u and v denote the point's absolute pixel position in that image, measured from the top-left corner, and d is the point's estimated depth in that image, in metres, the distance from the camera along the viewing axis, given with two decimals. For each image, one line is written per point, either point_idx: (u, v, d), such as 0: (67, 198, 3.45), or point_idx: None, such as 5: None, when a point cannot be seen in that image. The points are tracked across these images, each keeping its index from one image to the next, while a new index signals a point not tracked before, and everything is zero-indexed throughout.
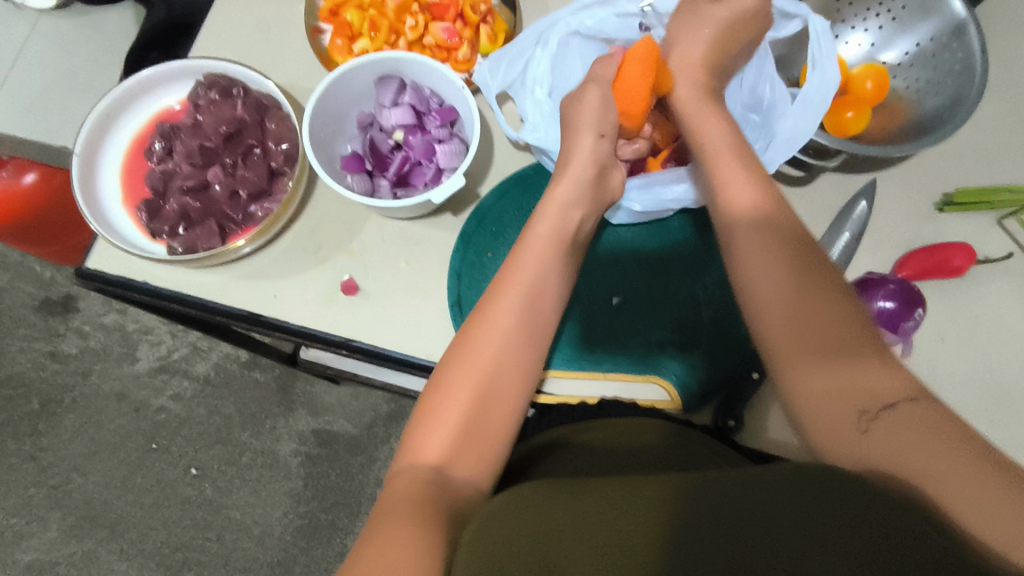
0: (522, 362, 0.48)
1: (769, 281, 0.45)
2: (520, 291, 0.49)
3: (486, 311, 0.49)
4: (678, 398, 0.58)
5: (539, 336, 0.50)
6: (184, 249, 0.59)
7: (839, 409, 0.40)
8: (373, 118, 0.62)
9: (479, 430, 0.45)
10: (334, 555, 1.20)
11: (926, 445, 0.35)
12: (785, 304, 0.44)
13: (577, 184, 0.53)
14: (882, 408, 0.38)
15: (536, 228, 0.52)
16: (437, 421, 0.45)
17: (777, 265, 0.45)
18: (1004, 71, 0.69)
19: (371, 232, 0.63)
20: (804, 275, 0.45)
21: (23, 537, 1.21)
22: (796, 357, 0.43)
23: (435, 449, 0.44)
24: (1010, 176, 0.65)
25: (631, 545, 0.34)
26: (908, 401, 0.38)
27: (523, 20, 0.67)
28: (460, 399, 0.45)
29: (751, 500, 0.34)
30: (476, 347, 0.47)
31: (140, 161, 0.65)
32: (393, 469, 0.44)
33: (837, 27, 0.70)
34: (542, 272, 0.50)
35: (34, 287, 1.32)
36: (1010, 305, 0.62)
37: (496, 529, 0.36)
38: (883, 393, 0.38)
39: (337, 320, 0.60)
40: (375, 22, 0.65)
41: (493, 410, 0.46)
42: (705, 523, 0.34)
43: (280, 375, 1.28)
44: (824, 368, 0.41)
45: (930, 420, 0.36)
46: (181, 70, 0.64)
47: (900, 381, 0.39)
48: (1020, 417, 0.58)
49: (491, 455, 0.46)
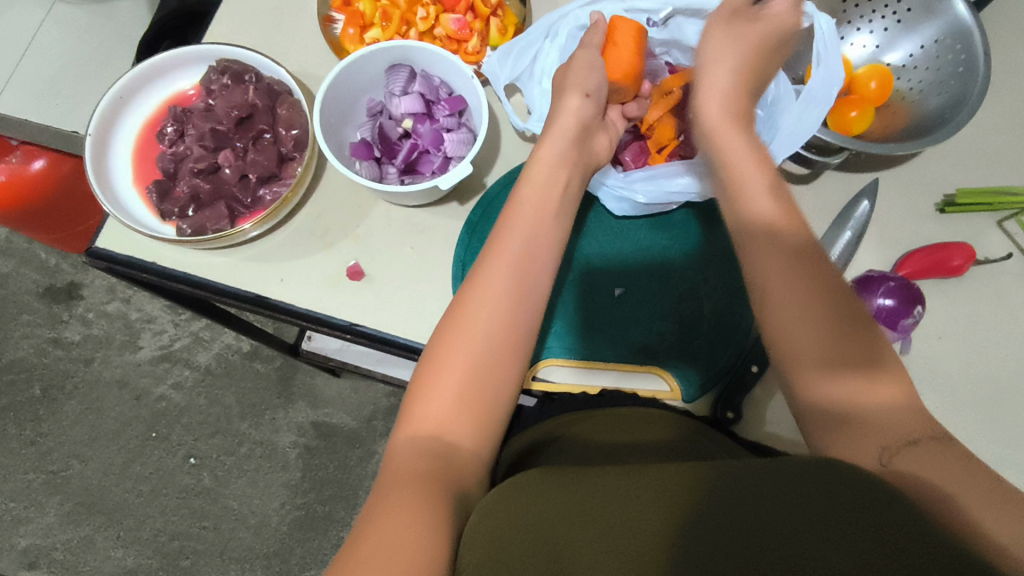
0: (517, 327, 0.48)
1: (788, 285, 0.44)
2: (513, 260, 0.50)
3: (479, 281, 0.49)
4: (679, 389, 0.59)
5: (531, 309, 0.49)
6: (193, 230, 0.60)
7: (860, 438, 0.39)
8: (383, 106, 0.63)
9: (475, 394, 0.46)
10: (330, 547, 1.20)
11: (950, 479, 0.35)
12: (811, 331, 0.43)
13: (561, 142, 0.55)
14: (901, 444, 0.37)
15: (521, 192, 0.53)
16: (435, 390, 0.45)
17: (796, 285, 0.44)
18: (1007, 76, 0.69)
19: (377, 218, 0.64)
20: (827, 300, 0.44)
21: (20, 522, 1.22)
22: (818, 394, 0.41)
23: (435, 419, 0.44)
24: (1011, 178, 0.66)
25: (641, 537, 0.35)
26: (927, 440, 0.37)
27: (532, 13, 0.68)
28: (454, 366, 0.46)
29: (765, 493, 0.35)
30: (469, 313, 0.48)
31: (152, 143, 0.66)
32: (393, 440, 0.45)
33: (843, 28, 0.71)
34: (528, 244, 0.51)
35: (39, 273, 1.33)
36: (1008, 306, 0.62)
37: (504, 513, 0.37)
38: (906, 429, 0.38)
39: (342, 304, 0.61)
40: (387, 12, 0.66)
41: (488, 374, 0.46)
42: (713, 515, 0.35)
43: (281, 367, 1.28)
44: (839, 387, 0.41)
45: (949, 459, 0.36)
46: (195, 56, 0.65)
47: (915, 417, 0.39)
48: (1017, 417, 0.58)
49: (488, 425, 0.46)
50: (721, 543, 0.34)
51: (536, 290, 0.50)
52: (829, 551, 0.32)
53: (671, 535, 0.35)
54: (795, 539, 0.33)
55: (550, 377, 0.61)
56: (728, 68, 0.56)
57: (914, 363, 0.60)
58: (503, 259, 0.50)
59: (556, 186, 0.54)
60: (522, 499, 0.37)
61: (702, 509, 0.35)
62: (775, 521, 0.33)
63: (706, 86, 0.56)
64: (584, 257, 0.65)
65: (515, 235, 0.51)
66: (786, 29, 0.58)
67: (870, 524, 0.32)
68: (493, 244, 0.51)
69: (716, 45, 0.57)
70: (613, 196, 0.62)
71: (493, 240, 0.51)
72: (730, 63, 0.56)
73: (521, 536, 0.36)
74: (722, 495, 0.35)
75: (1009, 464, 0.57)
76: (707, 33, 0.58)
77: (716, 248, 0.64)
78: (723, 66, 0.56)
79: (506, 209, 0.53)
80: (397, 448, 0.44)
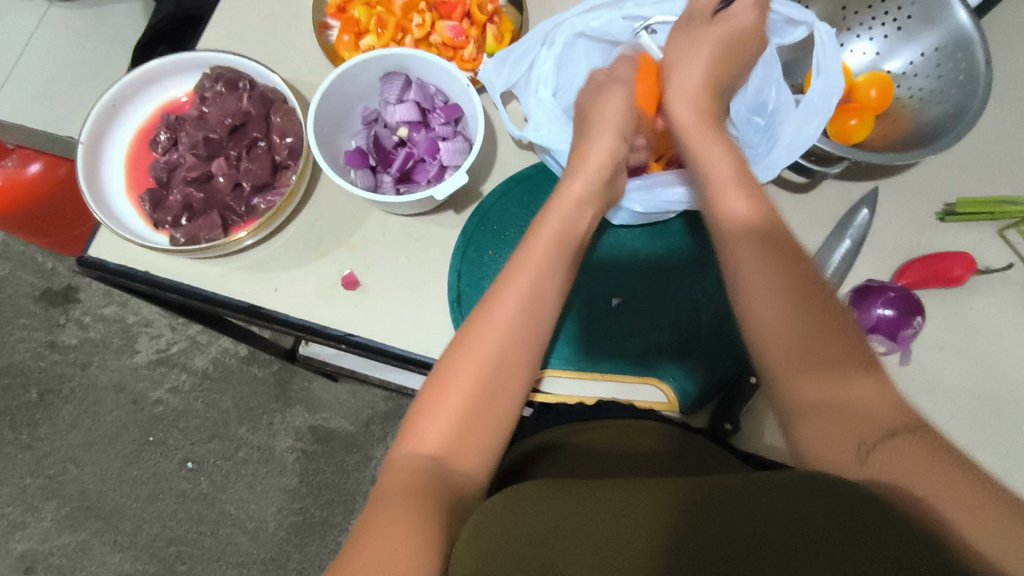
0: (525, 354, 0.48)
1: (759, 278, 0.45)
2: (524, 281, 0.49)
3: (489, 303, 0.49)
4: (676, 400, 0.58)
5: (536, 335, 0.49)
6: (186, 240, 0.59)
7: (836, 428, 0.39)
8: (378, 113, 0.62)
9: (480, 418, 0.45)
10: (327, 552, 1.20)
11: (926, 466, 0.35)
12: (793, 342, 0.43)
13: (590, 181, 0.54)
14: (882, 435, 0.37)
15: (544, 223, 0.52)
16: (438, 408, 0.45)
17: (768, 276, 0.45)
18: (1008, 82, 0.69)
19: (372, 226, 0.63)
20: (804, 297, 0.44)
21: (17, 527, 1.21)
22: (791, 384, 0.42)
23: (435, 438, 0.44)
24: (1011, 186, 0.66)
25: (629, 548, 0.34)
26: (904, 432, 0.37)
27: (529, 20, 0.68)
28: (461, 389, 0.45)
29: (760, 508, 0.34)
30: (479, 337, 0.47)
31: (145, 152, 0.65)
32: (392, 455, 0.44)
33: (843, 35, 0.70)
34: (543, 260, 0.50)
35: (35, 276, 1.33)
36: (1009, 314, 0.62)
37: (498, 526, 0.36)
38: (882, 420, 0.38)
39: (337, 313, 0.60)
40: (383, 19, 0.65)
41: (492, 396, 0.46)
42: (704, 534, 0.34)
43: (278, 371, 1.28)
44: (819, 386, 0.41)
45: (925, 449, 0.36)
46: (188, 63, 0.64)
47: (893, 412, 0.38)
48: (1019, 428, 0.58)
49: (488, 452, 0.45)
50: (711, 558, 0.33)
51: (545, 315, 0.49)
52: (814, 562, 0.31)
53: (663, 539, 0.34)
54: (784, 551, 0.32)
55: (550, 389, 0.59)
56: (696, 77, 0.56)
57: (915, 375, 0.59)
58: (513, 279, 0.49)
59: (581, 220, 0.53)
60: (519, 507, 0.37)
61: (696, 527, 0.34)
62: (764, 526, 0.33)
63: (674, 82, 0.56)
64: (580, 266, 0.64)
65: (525, 255, 0.50)
66: (749, 29, 0.57)
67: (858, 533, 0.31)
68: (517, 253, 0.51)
69: (678, 54, 0.57)
70: (612, 205, 0.62)
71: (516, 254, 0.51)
72: (700, 63, 0.56)
73: (510, 548, 0.35)
74: (717, 509, 0.35)
75: (1011, 477, 0.56)
76: (670, 47, 0.58)
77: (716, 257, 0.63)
78: (703, 44, 0.56)
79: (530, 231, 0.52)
80: (397, 461, 0.43)
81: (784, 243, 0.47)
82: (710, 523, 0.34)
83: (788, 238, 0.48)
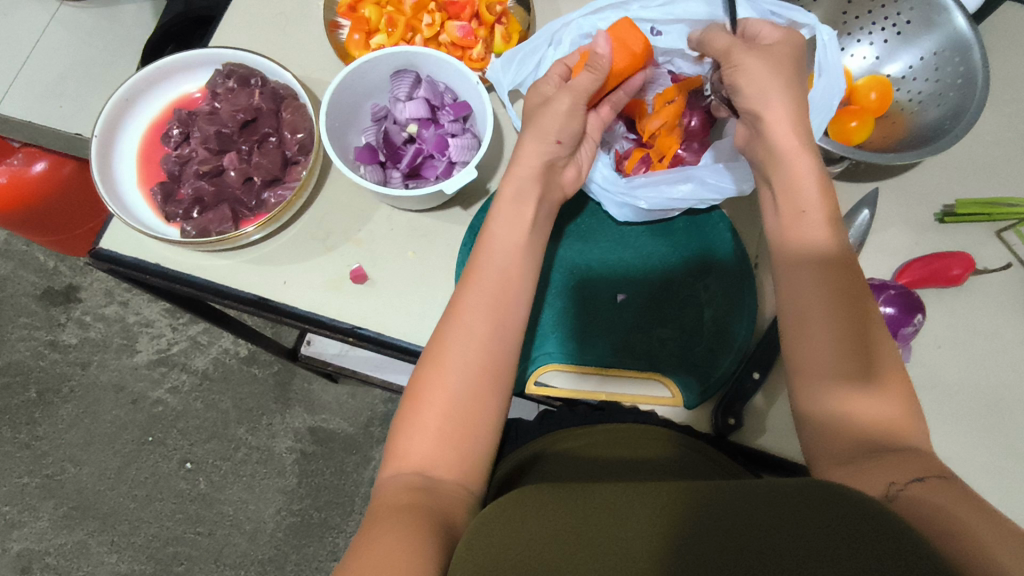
0: (500, 362, 0.49)
1: (806, 279, 0.48)
2: (492, 295, 0.50)
3: (460, 314, 0.50)
4: (680, 395, 0.59)
5: (506, 344, 0.50)
6: (197, 232, 0.61)
7: (868, 475, 0.40)
8: (387, 110, 0.64)
9: (461, 428, 0.46)
10: (326, 554, 1.19)
11: (956, 507, 0.35)
12: (826, 354, 0.45)
13: (531, 173, 0.55)
14: (911, 479, 0.38)
15: (501, 233, 0.53)
16: (416, 426, 0.46)
17: (808, 271, 0.49)
18: (1005, 87, 0.70)
19: (380, 222, 0.64)
20: (854, 302, 0.46)
21: (14, 526, 1.21)
22: (816, 384, 0.45)
23: (419, 454, 0.45)
24: (1007, 188, 0.67)
25: (629, 550, 0.34)
26: (933, 478, 0.37)
27: (536, 20, 0.69)
28: (440, 405, 0.46)
29: (747, 508, 0.34)
30: (454, 348, 0.48)
31: (157, 144, 0.66)
32: (380, 478, 0.45)
33: (843, 39, 0.72)
34: (510, 268, 0.52)
35: (36, 276, 1.33)
36: (1007, 315, 0.62)
37: (495, 533, 0.36)
38: (912, 469, 0.38)
39: (344, 305, 0.61)
40: (393, 18, 0.67)
41: (473, 412, 0.47)
42: (703, 530, 0.34)
43: (279, 372, 1.28)
44: (838, 391, 0.44)
45: (952, 492, 0.36)
46: (201, 60, 0.65)
47: (921, 459, 0.40)
48: (1016, 425, 0.59)
49: (473, 458, 0.46)
50: (709, 555, 0.33)
51: (512, 320, 0.50)
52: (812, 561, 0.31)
53: (657, 541, 0.34)
54: (782, 551, 0.32)
55: (551, 382, 0.61)
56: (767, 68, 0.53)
57: (915, 372, 0.60)
58: (483, 292, 0.50)
59: (525, 222, 0.54)
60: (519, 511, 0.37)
61: (700, 511, 0.35)
62: (759, 531, 0.33)
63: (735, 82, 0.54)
64: (582, 266, 0.65)
65: (495, 268, 0.51)
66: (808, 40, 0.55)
67: (850, 521, 0.32)
68: (487, 262, 0.52)
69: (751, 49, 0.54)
70: (617, 202, 0.62)
71: (481, 262, 0.52)
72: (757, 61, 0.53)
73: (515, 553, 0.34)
74: (711, 510, 0.35)
75: (1010, 475, 0.57)
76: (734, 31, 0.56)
77: (718, 257, 0.64)
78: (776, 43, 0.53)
79: (481, 242, 0.54)
80: (385, 484, 0.44)
81: (839, 251, 0.49)
82: (710, 518, 0.34)
83: (849, 259, 0.48)
